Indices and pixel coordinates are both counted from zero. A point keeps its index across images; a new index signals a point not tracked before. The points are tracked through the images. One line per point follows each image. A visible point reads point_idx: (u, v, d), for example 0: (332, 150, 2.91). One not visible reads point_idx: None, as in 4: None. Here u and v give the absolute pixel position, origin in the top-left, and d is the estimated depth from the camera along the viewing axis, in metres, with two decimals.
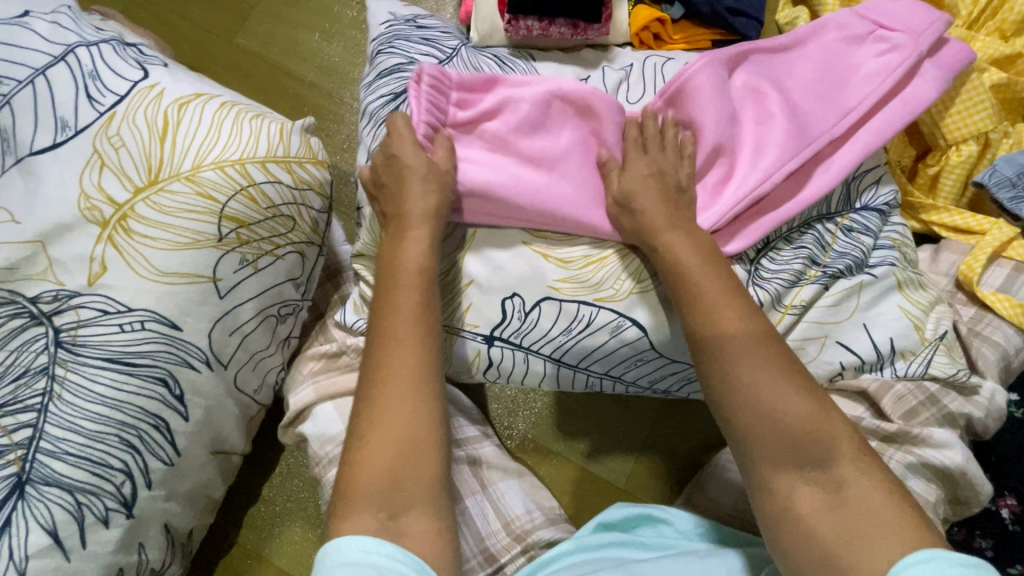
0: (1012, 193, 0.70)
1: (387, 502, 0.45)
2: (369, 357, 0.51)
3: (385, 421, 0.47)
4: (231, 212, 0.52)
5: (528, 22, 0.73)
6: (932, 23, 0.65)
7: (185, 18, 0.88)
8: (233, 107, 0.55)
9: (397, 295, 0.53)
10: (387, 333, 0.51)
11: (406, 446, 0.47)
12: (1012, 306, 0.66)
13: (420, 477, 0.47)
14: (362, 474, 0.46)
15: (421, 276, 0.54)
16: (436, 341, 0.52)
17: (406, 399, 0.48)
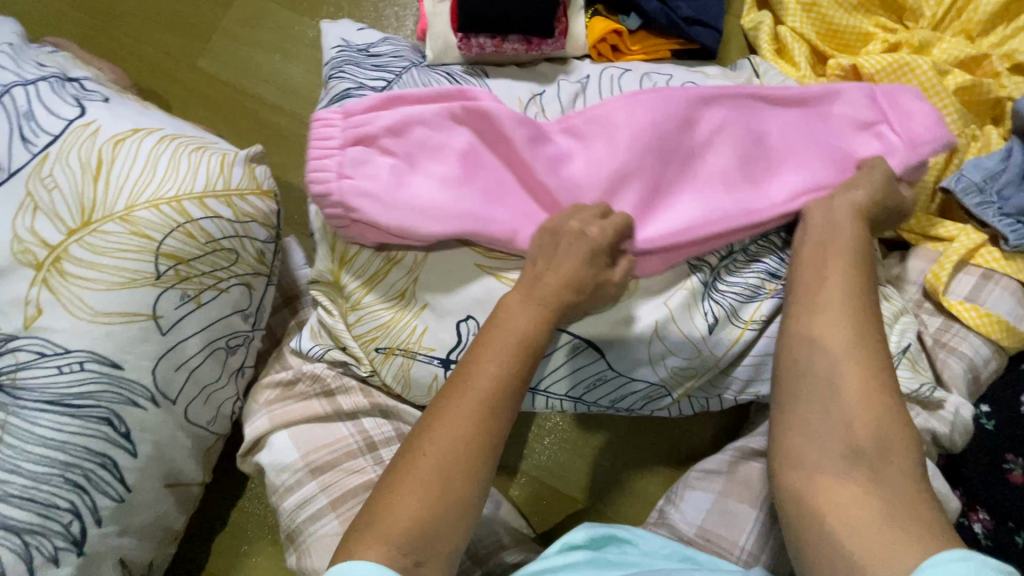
0: (978, 199, 0.68)
1: (416, 551, 0.44)
2: (442, 396, 0.50)
3: (433, 471, 0.46)
4: (169, 249, 0.51)
5: (480, 39, 0.73)
6: (933, 142, 0.62)
7: (146, 42, 0.88)
8: (172, 142, 0.55)
9: (491, 344, 0.52)
10: (469, 381, 0.50)
11: (446, 504, 0.46)
12: (979, 317, 0.65)
13: (449, 538, 0.45)
14: (396, 518, 0.44)
15: (521, 332, 0.52)
16: (512, 408, 0.50)
17: (461, 452, 0.47)
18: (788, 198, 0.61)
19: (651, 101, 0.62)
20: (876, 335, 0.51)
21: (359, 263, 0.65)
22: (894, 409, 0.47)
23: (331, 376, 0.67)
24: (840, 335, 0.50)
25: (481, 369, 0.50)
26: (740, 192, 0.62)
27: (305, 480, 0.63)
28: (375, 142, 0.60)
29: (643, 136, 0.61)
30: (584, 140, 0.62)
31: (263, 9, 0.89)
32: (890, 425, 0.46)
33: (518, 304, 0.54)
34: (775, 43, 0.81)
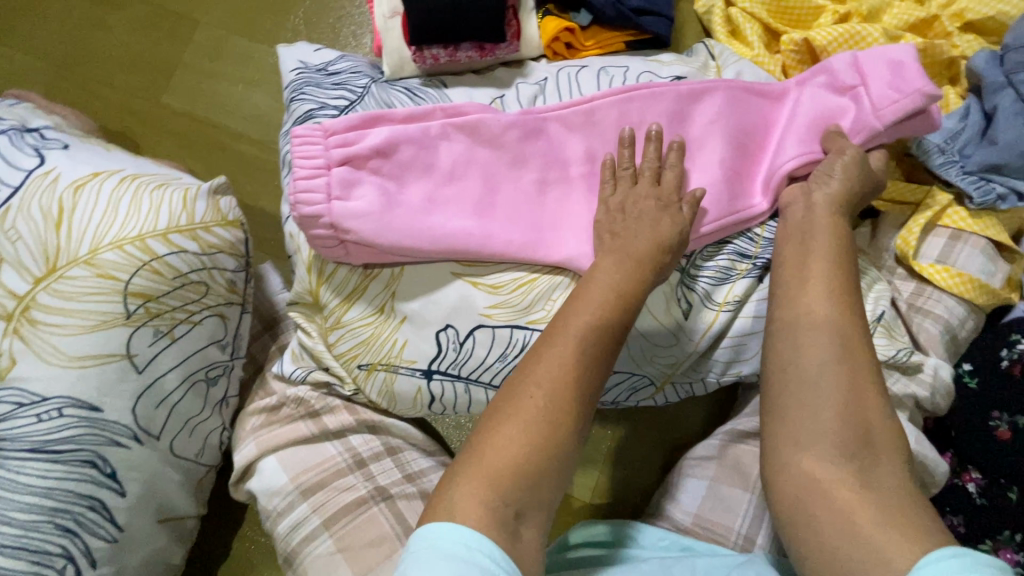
0: (942, 159, 0.68)
1: (518, 500, 0.45)
2: (542, 342, 0.52)
3: (538, 412, 0.47)
4: (136, 288, 0.52)
5: (434, 50, 0.73)
6: (909, 99, 0.61)
7: (109, 85, 0.89)
8: (134, 182, 0.56)
9: (584, 294, 0.55)
10: (565, 329, 0.52)
11: (543, 449, 0.46)
12: (952, 277, 0.65)
13: (542, 488, 0.46)
14: (501, 461, 0.45)
15: (612, 286, 0.55)
16: (608, 359, 0.52)
17: (561, 398, 0.48)
18: (776, 183, 0.65)
19: (642, 102, 0.68)
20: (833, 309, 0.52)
21: (334, 282, 0.67)
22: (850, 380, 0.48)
23: (314, 397, 0.67)
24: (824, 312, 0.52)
25: (576, 317, 0.53)
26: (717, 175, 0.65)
27: (297, 502, 0.63)
28: (365, 164, 0.63)
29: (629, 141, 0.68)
30: (573, 141, 0.68)
31: (222, 41, 0.90)
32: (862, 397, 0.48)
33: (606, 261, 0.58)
34: (729, 25, 0.81)
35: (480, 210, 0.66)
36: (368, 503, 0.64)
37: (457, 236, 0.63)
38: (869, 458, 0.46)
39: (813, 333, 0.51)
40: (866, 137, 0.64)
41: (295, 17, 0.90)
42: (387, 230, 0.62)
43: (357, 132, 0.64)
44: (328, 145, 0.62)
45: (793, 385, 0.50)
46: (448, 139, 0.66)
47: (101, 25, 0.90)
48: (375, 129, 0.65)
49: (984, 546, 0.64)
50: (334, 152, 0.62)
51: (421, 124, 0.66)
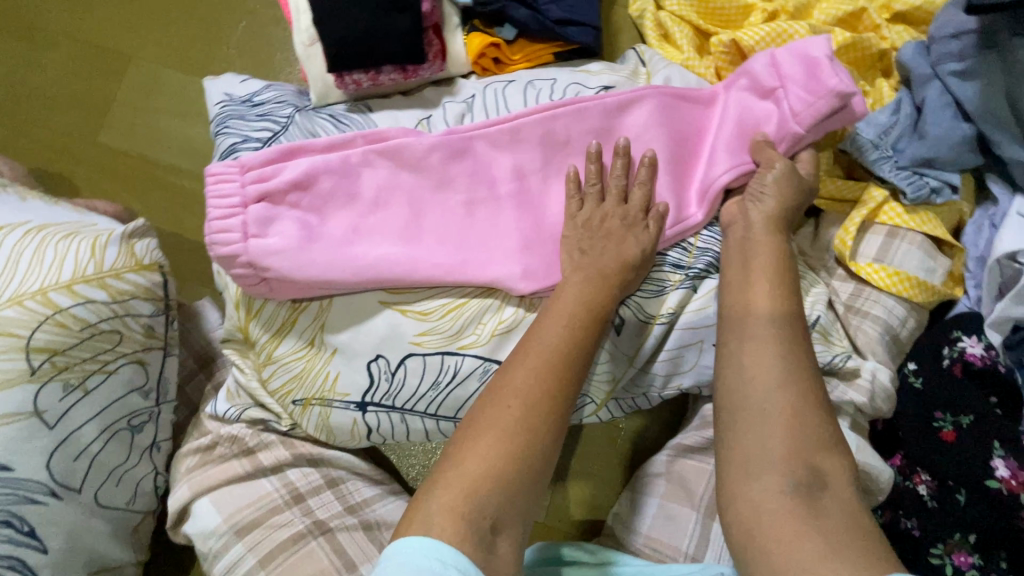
0: (876, 154, 0.66)
1: (493, 511, 0.46)
2: (517, 357, 0.55)
3: (514, 422, 0.50)
4: (39, 342, 0.51)
5: (355, 75, 0.72)
6: (827, 99, 0.60)
7: (44, 126, 0.88)
8: (40, 233, 0.55)
9: (553, 310, 0.58)
10: (537, 344, 0.55)
11: (517, 460, 0.48)
12: (890, 277, 0.64)
13: (516, 500, 0.47)
14: (476, 473, 0.47)
15: (579, 302, 0.58)
16: (576, 372, 0.55)
17: (531, 412, 0.51)
18: (713, 195, 0.63)
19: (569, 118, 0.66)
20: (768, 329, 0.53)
21: (263, 317, 0.66)
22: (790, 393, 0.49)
23: (249, 434, 0.66)
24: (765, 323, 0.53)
25: (547, 333, 0.56)
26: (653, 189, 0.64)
27: (233, 542, 0.62)
28: (283, 199, 0.63)
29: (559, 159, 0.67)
30: (500, 159, 0.66)
31: (155, 75, 0.89)
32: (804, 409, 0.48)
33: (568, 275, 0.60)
34: (660, 29, 0.80)
35: (404, 236, 0.64)
36: (306, 538, 0.63)
37: (380, 265, 0.62)
38: (799, 473, 0.45)
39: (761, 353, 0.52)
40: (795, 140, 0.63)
41: (228, 47, 0.89)
42: (308, 264, 0.61)
43: (274, 166, 0.63)
44: (244, 181, 0.62)
45: (727, 403, 0.50)
46: (370, 166, 0.65)
47: (33, 65, 0.89)
48: (294, 161, 0.64)
49: (937, 550, 0.62)
50: (250, 188, 0.62)
51: (341, 152, 0.65)
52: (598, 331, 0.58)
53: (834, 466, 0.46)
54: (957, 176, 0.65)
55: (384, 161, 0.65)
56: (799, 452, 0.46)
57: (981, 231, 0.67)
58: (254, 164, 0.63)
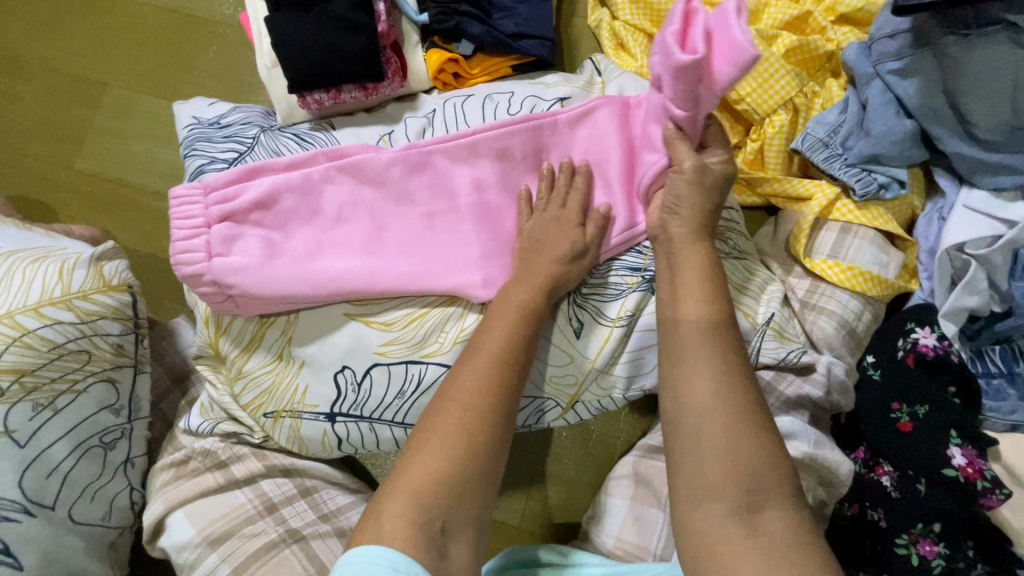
0: (825, 153, 0.69)
1: (443, 515, 0.48)
2: (460, 365, 0.56)
3: (459, 429, 0.51)
4: (8, 364, 0.52)
5: (316, 95, 0.74)
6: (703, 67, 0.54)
7: (24, 155, 0.91)
8: (9, 259, 0.57)
9: (495, 314, 0.59)
10: (479, 350, 0.56)
11: (467, 463, 0.50)
12: (844, 272, 0.65)
13: (467, 501, 0.49)
14: (427, 479, 0.49)
15: (522, 306, 0.59)
16: (519, 375, 0.56)
17: (478, 415, 0.52)
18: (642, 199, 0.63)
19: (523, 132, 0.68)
20: (702, 319, 0.53)
21: (232, 333, 0.68)
22: (722, 383, 0.49)
23: (222, 448, 0.68)
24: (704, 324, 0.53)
25: (489, 337, 0.57)
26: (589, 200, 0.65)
27: (206, 553, 0.63)
28: (246, 218, 0.65)
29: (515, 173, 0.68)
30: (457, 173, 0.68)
31: (131, 101, 0.92)
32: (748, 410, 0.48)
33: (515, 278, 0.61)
34: (616, 38, 0.82)
35: (367, 248, 0.66)
36: (278, 546, 0.64)
37: (344, 278, 0.64)
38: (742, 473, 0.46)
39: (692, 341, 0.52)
40: (696, 118, 0.58)
41: (198, 71, 0.92)
42: (273, 281, 0.63)
43: (237, 186, 0.65)
44: (208, 202, 0.64)
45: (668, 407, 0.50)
46: (332, 182, 0.67)
47: (14, 96, 0.92)
48: (257, 181, 0.66)
49: (901, 539, 0.62)
50: (214, 208, 0.64)
51: (303, 170, 0.66)
52: (539, 333, 0.59)
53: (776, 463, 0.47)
54: (904, 171, 0.66)
55: (345, 177, 0.67)
56: (732, 443, 0.47)
57: (931, 224, 0.68)
58: (216, 185, 0.65)
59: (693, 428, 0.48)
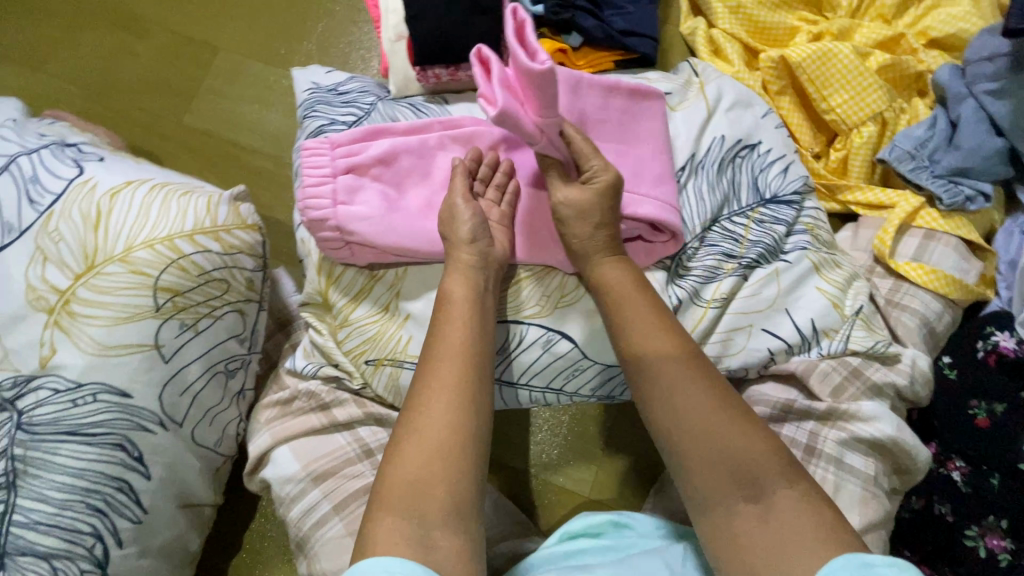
0: (912, 164, 0.73)
1: (416, 511, 0.49)
2: (420, 374, 0.58)
3: (435, 437, 0.53)
4: (166, 283, 0.57)
5: (436, 70, 0.79)
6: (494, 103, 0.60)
7: (136, 106, 0.96)
8: (163, 189, 0.61)
9: (445, 323, 0.61)
10: (433, 359, 0.58)
11: (435, 461, 0.52)
12: (927, 274, 0.70)
13: (437, 500, 0.50)
14: (399, 482, 0.51)
15: (470, 308, 0.62)
16: (475, 374, 0.58)
17: (442, 413, 0.54)
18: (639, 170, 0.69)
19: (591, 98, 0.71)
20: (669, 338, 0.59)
21: (343, 283, 0.72)
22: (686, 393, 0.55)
23: (325, 391, 0.71)
24: (654, 344, 0.58)
25: (443, 343, 0.59)
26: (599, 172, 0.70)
27: (309, 488, 0.67)
28: (367, 172, 0.69)
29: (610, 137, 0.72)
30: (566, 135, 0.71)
31: (240, 66, 0.97)
32: (719, 416, 0.53)
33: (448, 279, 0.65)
34: (711, 45, 0.86)
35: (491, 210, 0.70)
36: None
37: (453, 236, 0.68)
38: (738, 474, 0.51)
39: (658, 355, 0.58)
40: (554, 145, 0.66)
41: (307, 43, 0.97)
42: (395, 236, 0.67)
43: (360, 143, 0.69)
44: (336, 156, 0.68)
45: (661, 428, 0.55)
46: (445, 150, 0.72)
47: (128, 52, 0.97)
48: (379, 140, 0.70)
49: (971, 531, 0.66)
50: (339, 161, 0.68)
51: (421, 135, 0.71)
52: (484, 337, 0.61)
53: (753, 454, 0.51)
54: (990, 186, 0.72)
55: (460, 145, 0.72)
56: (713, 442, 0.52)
57: (1012, 237, 0.73)
58: (341, 143, 0.69)
59: (669, 439, 0.54)
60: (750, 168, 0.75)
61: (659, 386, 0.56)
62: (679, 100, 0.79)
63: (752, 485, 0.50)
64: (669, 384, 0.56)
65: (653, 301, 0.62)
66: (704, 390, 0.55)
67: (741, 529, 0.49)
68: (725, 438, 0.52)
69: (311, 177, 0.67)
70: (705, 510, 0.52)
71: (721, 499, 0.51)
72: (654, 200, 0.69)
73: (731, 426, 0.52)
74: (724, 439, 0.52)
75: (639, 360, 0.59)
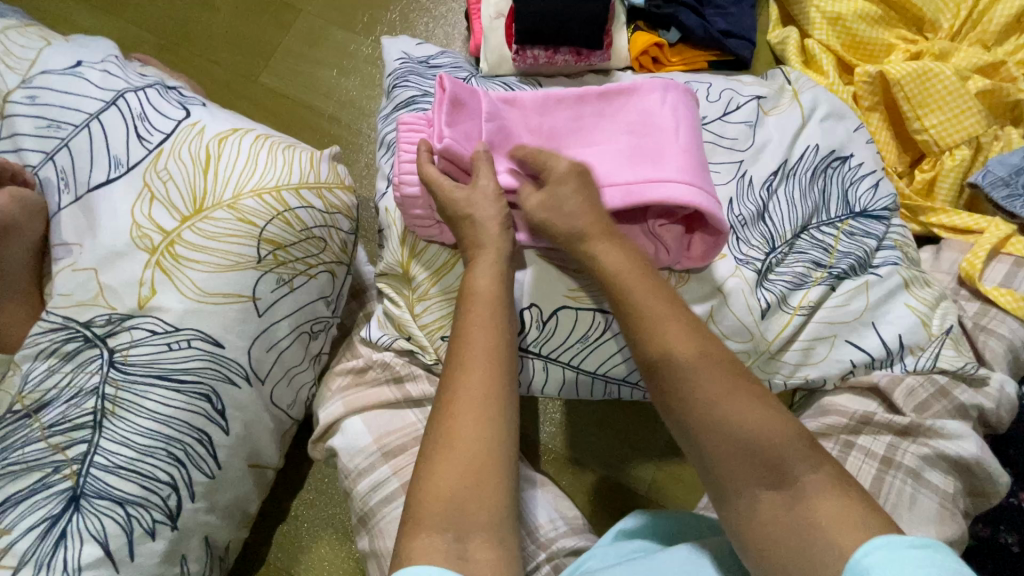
0: (1005, 191, 0.74)
1: (455, 527, 0.47)
2: (447, 378, 0.54)
3: (463, 447, 0.50)
4: (270, 235, 0.56)
5: (535, 51, 0.79)
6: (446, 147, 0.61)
7: (212, 61, 0.95)
8: (267, 140, 0.60)
9: (469, 318, 0.56)
10: (460, 359, 0.54)
11: (472, 481, 0.49)
12: (1017, 301, 0.69)
13: (481, 519, 0.48)
14: (435, 496, 0.48)
15: (492, 302, 0.57)
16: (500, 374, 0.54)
17: (466, 421, 0.51)
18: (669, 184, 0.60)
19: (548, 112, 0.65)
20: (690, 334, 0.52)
21: (427, 256, 0.68)
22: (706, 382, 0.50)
23: (400, 363, 0.70)
24: (662, 334, 0.53)
25: (472, 338, 0.55)
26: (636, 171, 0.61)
27: (379, 463, 0.65)
28: None
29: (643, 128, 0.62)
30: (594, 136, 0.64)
31: (321, 30, 0.95)
32: (740, 405, 0.48)
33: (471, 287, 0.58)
34: (804, 54, 0.86)
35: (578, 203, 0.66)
36: None
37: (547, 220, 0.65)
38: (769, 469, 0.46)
39: (673, 342, 0.52)
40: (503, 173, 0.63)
41: (391, 14, 0.96)
42: None
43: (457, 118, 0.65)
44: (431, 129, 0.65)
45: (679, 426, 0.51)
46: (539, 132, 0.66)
47: (209, 5, 0.96)
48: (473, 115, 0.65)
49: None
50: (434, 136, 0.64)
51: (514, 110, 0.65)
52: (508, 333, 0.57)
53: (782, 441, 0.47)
54: None
55: None
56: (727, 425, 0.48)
57: None
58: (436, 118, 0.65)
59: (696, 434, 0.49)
60: (841, 180, 0.74)
61: (670, 374, 0.51)
62: (772, 105, 0.77)
63: (776, 471, 0.46)
64: (688, 372, 0.50)
65: (655, 287, 0.56)
66: (722, 378, 0.50)
67: (766, 517, 0.46)
68: (749, 433, 0.47)
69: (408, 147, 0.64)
70: (729, 497, 0.48)
71: (742, 478, 0.47)
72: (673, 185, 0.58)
73: (752, 418, 0.48)
74: (749, 429, 0.48)
75: (649, 346, 0.53)
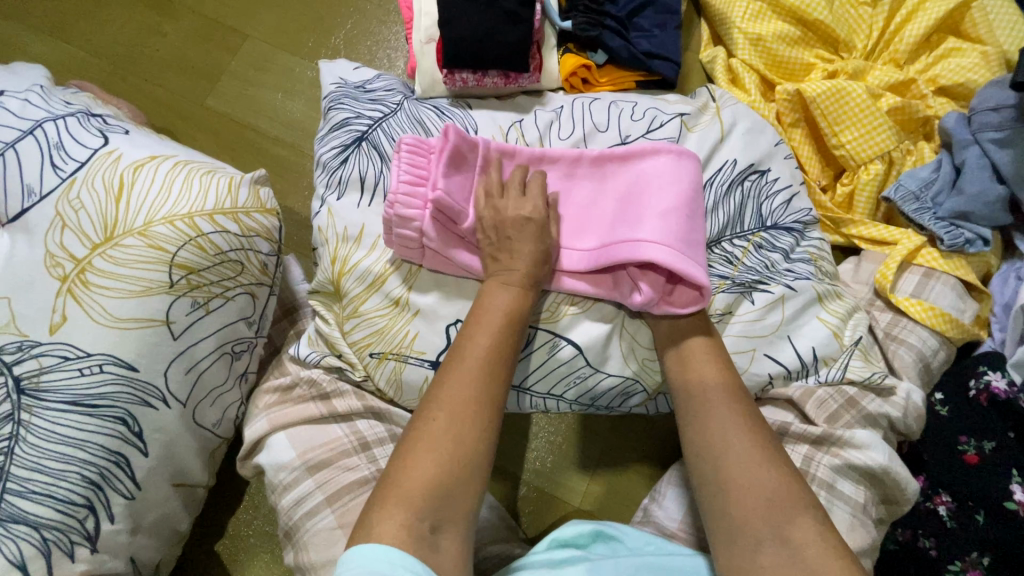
0: (916, 205, 0.76)
1: (432, 516, 0.47)
2: (445, 371, 0.55)
3: (446, 436, 0.50)
4: (181, 260, 0.57)
5: (464, 74, 0.81)
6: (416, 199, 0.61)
7: (158, 84, 0.96)
8: (186, 166, 0.61)
9: (480, 321, 0.57)
10: (463, 356, 0.55)
11: (456, 467, 0.49)
12: (926, 311, 0.72)
13: (464, 497, 0.49)
14: (414, 487, 0.48)
15: (507, 320, 0.58)
16: (502, 382, 0.55)
17: (461, 416, 0.51)
18: (654, 242, 0.60)
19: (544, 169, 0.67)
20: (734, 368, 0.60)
21: (358, 273, 0.68)
22: (733, 411, 0.57)
23: (327, 380, 0.70)
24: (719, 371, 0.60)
25: (475, 343, 0.56)
26: (630, 229, 0.62)
27: (303, 477, 0.66)
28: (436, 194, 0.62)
29: (640, 188, 0.65)
30: (588, 198, 0.67)
31: (267, 54, 0.97)
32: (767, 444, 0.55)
33: (494, 291, 0.59)
34: (730, 74, 0.88)
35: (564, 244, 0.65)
36: (369, 483, 0.65)
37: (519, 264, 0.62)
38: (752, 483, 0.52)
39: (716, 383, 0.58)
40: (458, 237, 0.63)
41: (335, 37, 0.98)
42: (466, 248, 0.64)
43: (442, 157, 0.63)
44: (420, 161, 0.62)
45: (711, 450, 0.55)
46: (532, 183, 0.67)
47: (156, 31, 0.98)
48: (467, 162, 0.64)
49: (954, 567, 0.68)
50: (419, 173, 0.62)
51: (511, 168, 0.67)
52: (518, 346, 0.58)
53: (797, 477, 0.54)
54: (989, 231, 0.75)
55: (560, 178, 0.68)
56: (749, 443, 0.55)
57: (1008, 282, 0.77)
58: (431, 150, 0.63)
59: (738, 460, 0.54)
60: (757, 194, 0.75)
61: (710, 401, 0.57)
62: (695, 121, 0.78)
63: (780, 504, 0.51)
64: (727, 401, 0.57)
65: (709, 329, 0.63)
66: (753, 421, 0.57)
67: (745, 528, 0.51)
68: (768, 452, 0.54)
69: (410, 175, 0.61)
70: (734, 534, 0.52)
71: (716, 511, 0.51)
72: (661, 246, 0.60)
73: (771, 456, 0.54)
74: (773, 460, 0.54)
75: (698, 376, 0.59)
